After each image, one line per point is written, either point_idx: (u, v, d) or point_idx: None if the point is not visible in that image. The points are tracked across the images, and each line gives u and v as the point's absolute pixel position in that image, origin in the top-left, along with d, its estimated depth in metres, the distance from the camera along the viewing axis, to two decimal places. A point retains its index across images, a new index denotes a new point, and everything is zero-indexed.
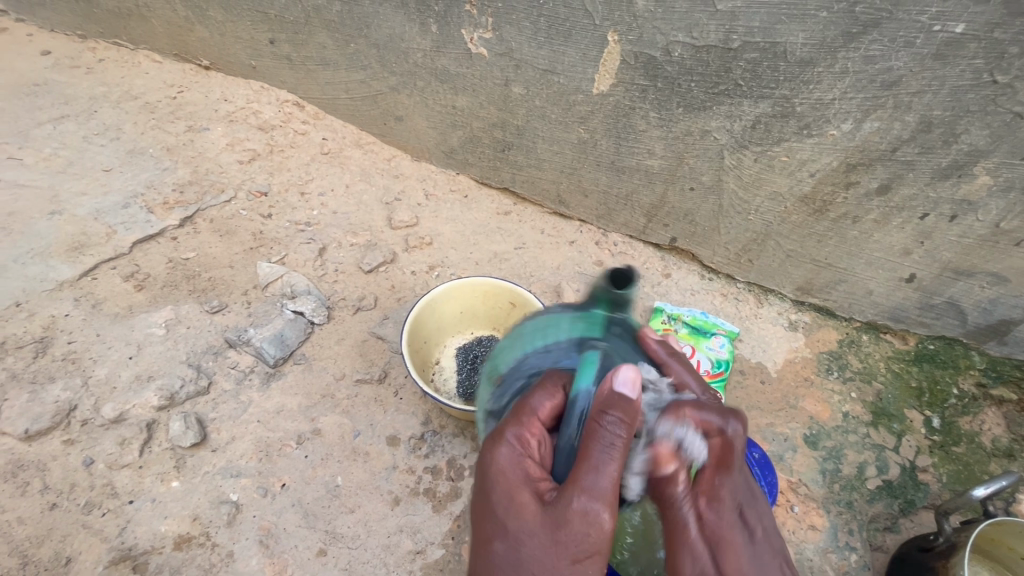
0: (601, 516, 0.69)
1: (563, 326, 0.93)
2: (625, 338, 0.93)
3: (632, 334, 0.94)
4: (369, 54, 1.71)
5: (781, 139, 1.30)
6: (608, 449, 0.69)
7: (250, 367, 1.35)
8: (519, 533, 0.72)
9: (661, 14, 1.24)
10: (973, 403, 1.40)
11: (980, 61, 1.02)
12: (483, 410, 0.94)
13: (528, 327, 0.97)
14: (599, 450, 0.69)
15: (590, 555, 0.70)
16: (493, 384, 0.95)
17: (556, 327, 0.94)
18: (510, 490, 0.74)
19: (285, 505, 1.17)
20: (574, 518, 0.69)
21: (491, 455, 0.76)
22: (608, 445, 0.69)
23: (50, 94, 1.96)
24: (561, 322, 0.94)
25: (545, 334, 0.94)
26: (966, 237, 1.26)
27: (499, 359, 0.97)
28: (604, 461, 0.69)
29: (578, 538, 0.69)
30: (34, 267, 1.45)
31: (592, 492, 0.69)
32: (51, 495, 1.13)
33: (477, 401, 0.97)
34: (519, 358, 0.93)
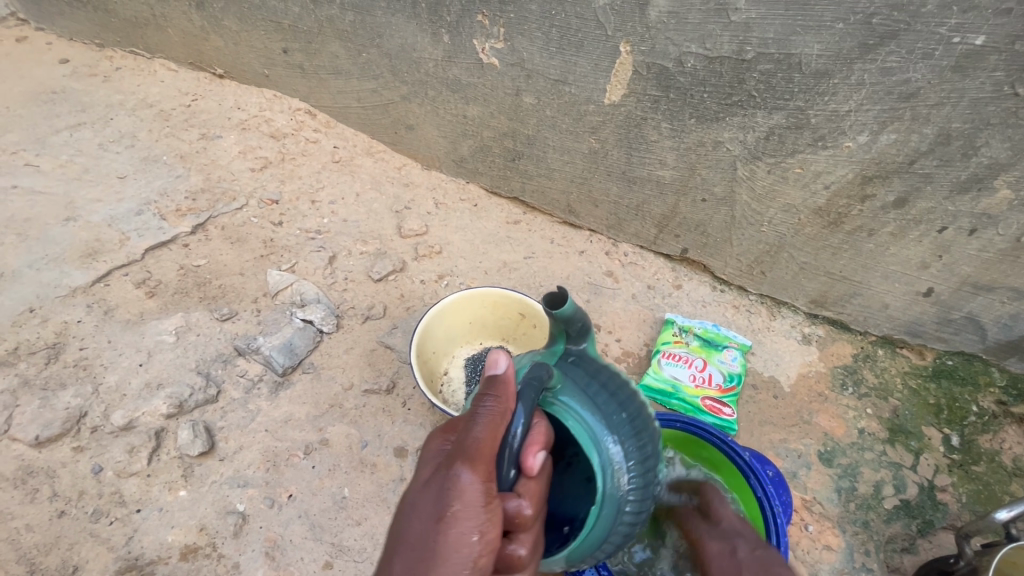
0: (467, 473, 0.64)
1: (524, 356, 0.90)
2: (581, 367, 0.84)
3: (587, 364, 0.84)
4: (381, 64, 1.72)
5: (795, 150, 1.28)
6: (478, 413, 0.71)
7: (258, 376, 1.34)
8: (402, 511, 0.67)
9: (674, 25, 1.23)
10: (993, 420, 1.37)
11: (1001, 73, 1.01)
12: None
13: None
14: (471, 415, 0.71)
15: (456, 518, 0.62)
16: None
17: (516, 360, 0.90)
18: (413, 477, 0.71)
19: (292, 516, 1.17)
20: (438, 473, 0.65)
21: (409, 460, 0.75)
22: (479, 410, 0.71)
23: (68, 101, 1.99)
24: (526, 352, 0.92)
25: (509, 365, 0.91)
26: (986, 251, 1.23)
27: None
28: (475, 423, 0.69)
29: (439, 495, 0.63)
30: (48, 273, 1.46)
31: (465, 452, 0.67)
32: (59, 502, 1.13)
33: None
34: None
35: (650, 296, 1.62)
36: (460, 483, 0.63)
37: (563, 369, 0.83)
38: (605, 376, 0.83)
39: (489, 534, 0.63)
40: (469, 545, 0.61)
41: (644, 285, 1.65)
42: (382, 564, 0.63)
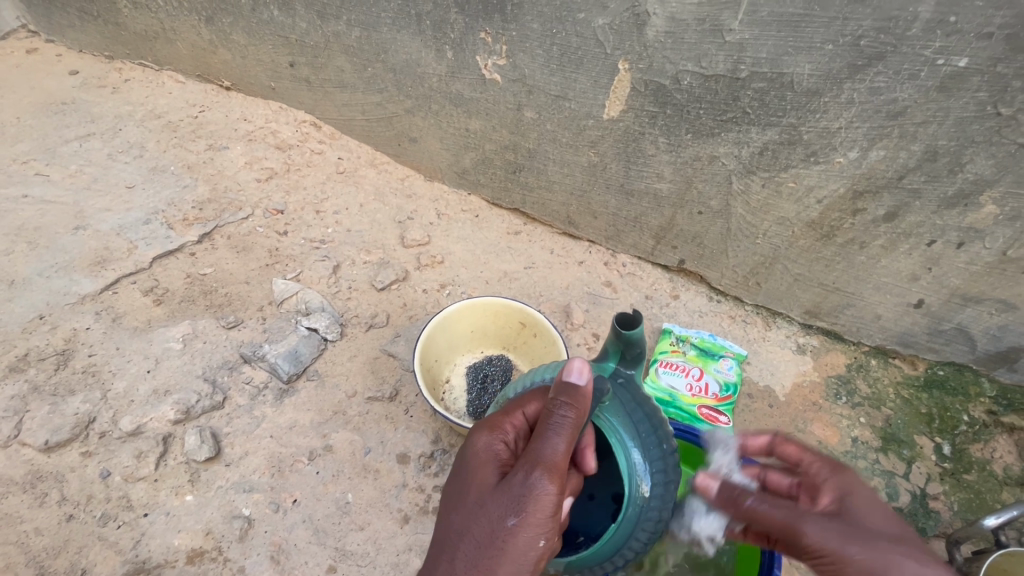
0: (544, 484, 0.72)
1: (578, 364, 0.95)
2: (631, 389, 0.89)
3: (636, 388, 0.89)
4: (385, 78, 1.77)
5: (788, 165, 1.32)
6: (555, 422, 0.74)
7: (264, 383, 1.37)
8: (473, 504, 0.74)
9: (671, 44, 1.28)
10: (983, 430, 1.40)
11: (984, 94, 1.05)
12: None
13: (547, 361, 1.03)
14: (547, 424, 0.74)
15: (529, 523, 0.71)
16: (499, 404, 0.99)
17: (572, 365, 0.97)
18: (475, 466, 0.78)
19: (296, 521, 1.19)
20: (516, 481, 0.72)
21: (465, 441, 0.82)
22: (556, 420, 0.74)
23: (78, 112, 2.03)
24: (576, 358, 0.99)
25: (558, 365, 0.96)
26: (973, 263, 1.26)
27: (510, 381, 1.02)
28: (551, 434, 0.74)
29: (517, 503, 0.71)
30: (58, 281, 1.49)
31: (541, 462, 0.73)
32: (68, 506, 1.15)
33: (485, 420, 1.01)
34: (527, 380, 0.97)
35: (647, 306, 1.66)
36: (538, 494, 0.71)
37: (615, 388, 0.89)
38: (651, 405, 0.88)
39: (551, 538, 0.73)
40: (535, 546, 0.72)
41: (642, 295, 1.68)
42: (454, 547, 0.72)
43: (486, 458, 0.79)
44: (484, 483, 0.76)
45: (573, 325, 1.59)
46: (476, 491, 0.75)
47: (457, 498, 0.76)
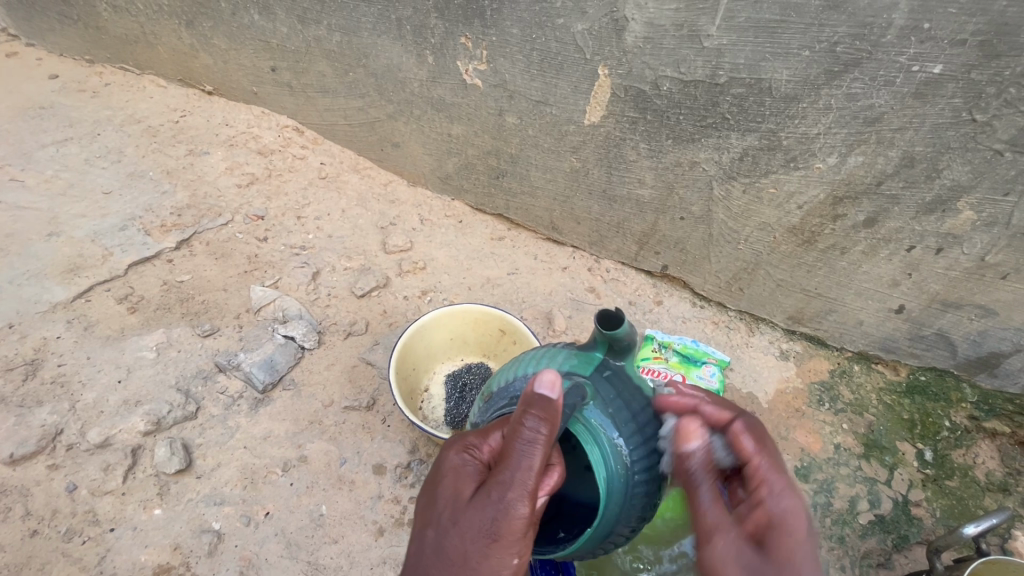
0: (517, 505, 0.70)
1: (560, 357, 0.93)
2: (615, 384, 0.87)
3: (622, 384, 0.87)
4: (367, 83, 1.75)
5: (768, 171, 1.32)
6: (526, 440, 0.71)
7: (238, 393, 1.34)
8: (445, 522, 0.73)
9: (650, 50, 1.27)
10: (965, 435, 1.39)
11: (959, 100, 1.05)
12: (471, 422, 1.00)
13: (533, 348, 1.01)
14: (518, 441, 0.71)
15: (502, 544, 0.70)
16: (483, 399, 1.00)
17: (552, 358, 0.94)
18: (449, 484, 0.76)
19: (268, 534, 1.16)
20: (489, 502, 0.71)
21: (439, 456, 0.79)
22: (527, 439, 0.71)
23: (56, 116, 2.00)
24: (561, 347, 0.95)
25: (540, 361, 0.94)
26: (952, 269, 1.26)
27: (495, 377, 1.00)
28: (523, 453, 0.71)
29: (490, 524, 0.70)
30: (29, 289, 1.46)
31: (514, 484, 0.70)
32: (32, 521, 1.12)
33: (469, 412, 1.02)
34: (511, 377, 0.95)
35: (631, 312, 1.65)
36: (512, 517, 0.70)
37: (597, 385, 0.86)
38: (635, 398, 0.87)
39: (525, 555, 0.73)
40: (509, 564, 0.72)
41: (626, 301, 1.67)
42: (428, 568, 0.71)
43: (457, 475, 0.76)
44: (456, 499, 0.74)
45: (555, 331, 1.58)
46: (448, 509, 0.74)
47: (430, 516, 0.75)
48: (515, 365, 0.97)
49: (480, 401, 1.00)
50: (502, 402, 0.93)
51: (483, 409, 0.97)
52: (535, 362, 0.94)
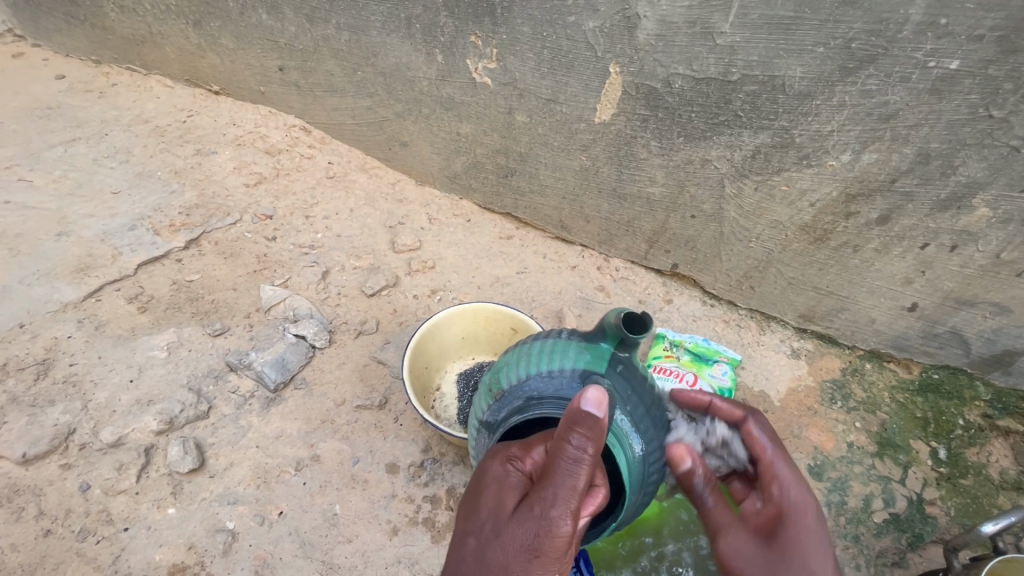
0: (562, 523, 0.70)
1: (570, 352, 0.92)
2: (629, 378, 0.90)
3: (632, 375, 0.91)
4: (375, 82, 1.75)
5: (781, 169, 1.31)
6: (571, 456, 0.70)
7: (250, 392, 1.34)
8: (487, 533, 0.73)
9: (662, 47, 1.27)
10: (979, 434, 1.39)
11: (976, 96, 1.04)
12: (478, 419, 0.98)
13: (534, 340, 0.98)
14: (564, 457, 0.70)
15: (544, 561, 0.70)
16: (491, 397, 0.97)
17: (563, 353, 0.92)
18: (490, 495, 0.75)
19: (282, 534, 1.16)
20: (533, 517, 0.70)
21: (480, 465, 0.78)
22: (572, 457, 0.70)
23: (63, 117, 2.00)
24: (568, 339, 0.94)
25: (551, 357, 0.93)
26: (967, 266, 1.26)
27: (501, 371, 0.97)
28: (568, 471, 0.70)
29: (533, 539, 0.70)
30: (39, 289, 1.46)
31: (559, 500, 0.70)
32: (45, 521, 1.12)
33: (473, 408, 1.00)
34: (522, 375, 0.93)
35: (641, 311, 1.64)
36: (555, 533, 0.70)
37: (614, 383, 0.89)
38: (646, 390, 0.91)
39: (564, 566, 0.73)
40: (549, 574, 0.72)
41: (636, 300, 1.67)
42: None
43: (499, 486, 0.75)
44: (500, 511, 0.74)
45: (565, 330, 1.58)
46: (491, 518, 0.73)
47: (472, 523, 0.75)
48: (522, 361, 0.95)
49: (485, 398, 0.98)
50: (516, 403, 0.92)
51: (495, 409, 0.95)
52: (546, 358, 0.93)
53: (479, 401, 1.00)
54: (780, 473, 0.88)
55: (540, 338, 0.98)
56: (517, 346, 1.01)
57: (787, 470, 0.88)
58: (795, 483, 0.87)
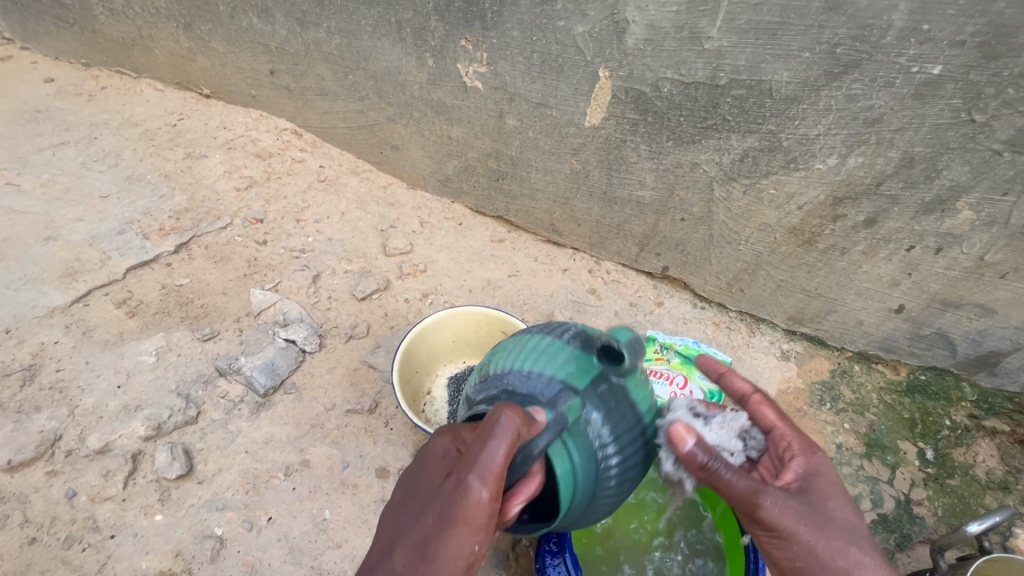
0: (475, 492, 0.70)
1: (559, 358, 0.91)
2: (606, 400, 0.88)
3: (613, 398, 0.89)
4: (367, 86, 1.75)
5: (769, 172, 1.32)
6: (491, 428, 0.72)
7: (239, 397, 1.33)
8: (417, 502, 0.76)
9: (651, 52, 1.28)
10: (966, 434, 1.40)
11: (958, 101, 1.05)
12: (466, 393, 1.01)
13: (536, 332, 0.98)
14: (484, 430, 0.72)
15: (460, 529, 0.70)
16: (479, 376, 1.00)
17: (551, 357, 0.92)
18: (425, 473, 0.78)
19: (271, 540, 1.15)
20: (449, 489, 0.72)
21: (423, 445, 0.82)
22: (492, 429, 0.72)
23: (52, 120, 1.99)
24: (563, 344, 0.93)
25: (538, 359, 0.92)
26: (952, 269, 1.27)
27: (494, 356, 0.99)
28: (486, 441, 0.72)
29: (446, 510, 0.71)
30: (26, 293, 1.44)
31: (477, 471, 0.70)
32: (31, 529, 1.11)
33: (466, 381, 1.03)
34: (506, 367, 0.94)
35: (631, 313, 1.65)
36: (466, 504, 0.70)
37: (585, 400, 0.87)
38: (624, 412, 0.90)
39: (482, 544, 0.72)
40: (466, 552, 0.71)
41: (627, 302, 1.67)
42: (390, 553, 0.74)
43: (435, 459, 0.79)
44: (430, 482, 0.77)
45: None
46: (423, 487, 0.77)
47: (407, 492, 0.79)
48: (515, 350, 0.96)
49: (477, 374, 1.01)
50: (491, 390, 0.93)
51: (476, 388, 0.97)
52: (532, 358, 0.92)
53: (474, 374, 1.03)
54: (790, 433, 0.94)
55: (541, 332, 0.98)
56: (518, 334, 1.01)
57: (797, 432, 0.95)
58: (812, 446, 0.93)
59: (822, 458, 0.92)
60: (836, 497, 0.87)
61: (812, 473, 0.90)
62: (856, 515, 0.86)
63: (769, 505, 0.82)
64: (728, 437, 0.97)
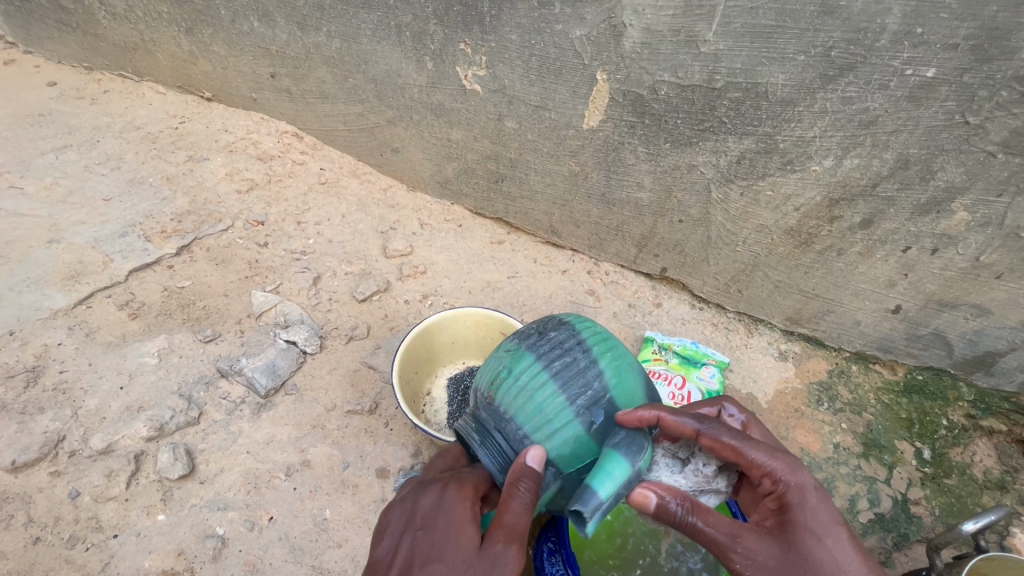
0: (512, 552, 0.80)
1: (558, 434, 0.89)
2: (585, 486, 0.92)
3: None
4: (367, 89, 1.76)
5: (766, 173, 1.33)
6: (520, 498, 0.82)
7: (241, 398, 1.35)
8: (445, 562, 0.79)
9: (648, 55, 1.29)
10: (962, 434, 1.41)
11: (952, 103, 1.06)
12: (477, 385, 1.01)
13: (552, 383, 0.92)
14: (512, 501, 0.82)
15: None
16: (490, 384, 0.97)
17: (552, 428, 0.89)
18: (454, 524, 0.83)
19: (272, 539, 1.16)
20: (494, 546, 0.80)
21: (446, 493, 0.87)
22: (521, 500, 0.82)
23: (55, 124, 2.00)
24: (569, 421, 0.90)
25: (540, 425, 0.90)
26: (948, 269, 1.28)
27: (506, 381, 0.94)
28: (515, 509, 0.82)
29: (491, 566, 0.78)
30: (29, 296, 1.46)
31: (510, 531, 0.81)
32: (35, 529, 1.12)
33: (482, 371, 1.01)
34: (509, 412, 0.92)
35: (630, 314, 1.66)
36: (509, 561, 0.79)
37: (562, 485, 0.91)
38: None
39: None
40: None
41: (626, 303, 1.68)
42: None
43: (458, 522, 0.84)
44: (457, 542, 0.82)
45: None
46: (451, 545, 0.81)
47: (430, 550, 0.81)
48: (522, 398, 0.92)
49: (487, 379, 0.98)
50: (489, 421, 0.95)
51: (482, 400, 0.98)
52: (533, 428, 0.90)
53: (488, 369, 1.00)
54: (757, 467, 0.85)
55: (557, 385, 0.91)
56: (536, 367, 0.93)
57: (769, 459, 0.85)
58: (787, 473, 0.85)
59: (796, 480, 0.85)
60: (818, 529, 0.82)
61: (788, 508, 0.84)
62: (840, 542, 0.82)
63: (741, 567, 0.84)
64: (705, 481, 0.93)
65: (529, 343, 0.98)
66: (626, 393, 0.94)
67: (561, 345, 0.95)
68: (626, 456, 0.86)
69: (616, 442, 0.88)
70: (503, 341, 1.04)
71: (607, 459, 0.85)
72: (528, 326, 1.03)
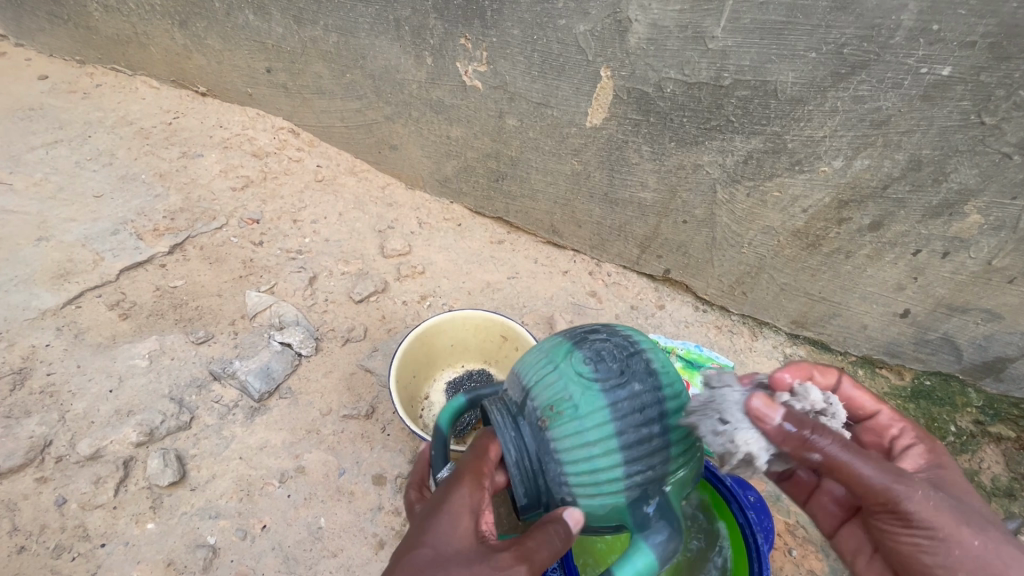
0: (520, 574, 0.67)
1: (598, 498, 0.78)
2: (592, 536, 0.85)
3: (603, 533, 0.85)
4: (364, 84, 1.72)
5: (773, 174, 1.30)
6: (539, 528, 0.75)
7: (234, 402, 1.31)
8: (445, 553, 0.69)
9: (654, 51, 1.25)
10: (971, 440, 1.39)
11: (968, 103, 1.03)
12: (533, 393, 0.83)
13: (618, 444, 0.77)
14: (542, 535, 0.72)
15: None
16: (548, 409, 0.80)
17: (596, 490, 0.78)
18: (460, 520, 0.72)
19: (265, 548, 1.13)
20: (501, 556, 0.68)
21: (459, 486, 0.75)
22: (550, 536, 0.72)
23: (45, 118, 1.96)
24: (616, 490, 0.78)
25: (585, 481, 0.77)
26: (959, 273, 1.25)
27: (568, 419, 0.78)
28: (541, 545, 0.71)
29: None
30: (17, 295, 1.42)
31: (520, 551, 0.70)
32: (19, 537, 1.08)
33: (544, 380, 0.82)
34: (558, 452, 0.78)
35: (633, 316, 1.63)
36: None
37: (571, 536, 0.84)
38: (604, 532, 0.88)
39: None
40: None
41: (628, 305, 1.65)
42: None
43: (470, 511, 0.73)
44: (463, 529, 0.71)
45: None
46: (457, 532, 0.71)
47: (434, 529, 0.71)
48: (580, 447, 0.77)
49: (547, 398, 0.80)
50: (531, 445, 0.81)
51: (534, 416, 0.81)
52: (579, 480, 0.78)
53: (550, 383, 0.81)
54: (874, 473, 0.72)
55: (621, 450, 0.77)
56: (603, 415, 0.77)
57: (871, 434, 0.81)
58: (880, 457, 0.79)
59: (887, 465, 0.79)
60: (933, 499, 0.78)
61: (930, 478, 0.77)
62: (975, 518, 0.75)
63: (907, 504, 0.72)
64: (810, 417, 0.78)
65: (609, 375, 0.80)
66: (682, 466, 0.82)
67: (640, 404, 0.79)
68: (658, 554, 0.75)
69: (655, 539, 0.76)
70: (574, 348, 0.83)
71: (636, 549, 0.74)
72: (610, 348, 0.83)
